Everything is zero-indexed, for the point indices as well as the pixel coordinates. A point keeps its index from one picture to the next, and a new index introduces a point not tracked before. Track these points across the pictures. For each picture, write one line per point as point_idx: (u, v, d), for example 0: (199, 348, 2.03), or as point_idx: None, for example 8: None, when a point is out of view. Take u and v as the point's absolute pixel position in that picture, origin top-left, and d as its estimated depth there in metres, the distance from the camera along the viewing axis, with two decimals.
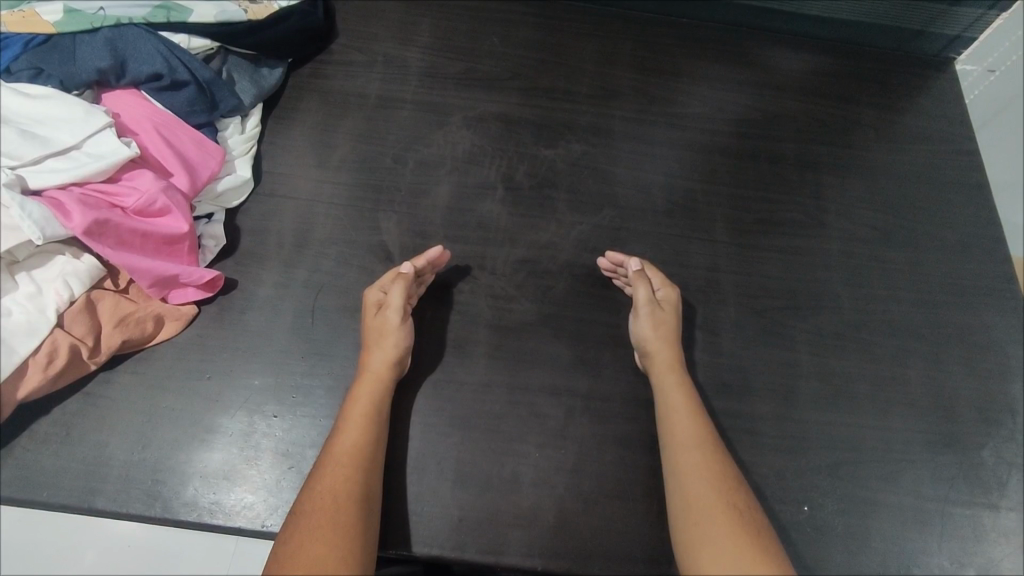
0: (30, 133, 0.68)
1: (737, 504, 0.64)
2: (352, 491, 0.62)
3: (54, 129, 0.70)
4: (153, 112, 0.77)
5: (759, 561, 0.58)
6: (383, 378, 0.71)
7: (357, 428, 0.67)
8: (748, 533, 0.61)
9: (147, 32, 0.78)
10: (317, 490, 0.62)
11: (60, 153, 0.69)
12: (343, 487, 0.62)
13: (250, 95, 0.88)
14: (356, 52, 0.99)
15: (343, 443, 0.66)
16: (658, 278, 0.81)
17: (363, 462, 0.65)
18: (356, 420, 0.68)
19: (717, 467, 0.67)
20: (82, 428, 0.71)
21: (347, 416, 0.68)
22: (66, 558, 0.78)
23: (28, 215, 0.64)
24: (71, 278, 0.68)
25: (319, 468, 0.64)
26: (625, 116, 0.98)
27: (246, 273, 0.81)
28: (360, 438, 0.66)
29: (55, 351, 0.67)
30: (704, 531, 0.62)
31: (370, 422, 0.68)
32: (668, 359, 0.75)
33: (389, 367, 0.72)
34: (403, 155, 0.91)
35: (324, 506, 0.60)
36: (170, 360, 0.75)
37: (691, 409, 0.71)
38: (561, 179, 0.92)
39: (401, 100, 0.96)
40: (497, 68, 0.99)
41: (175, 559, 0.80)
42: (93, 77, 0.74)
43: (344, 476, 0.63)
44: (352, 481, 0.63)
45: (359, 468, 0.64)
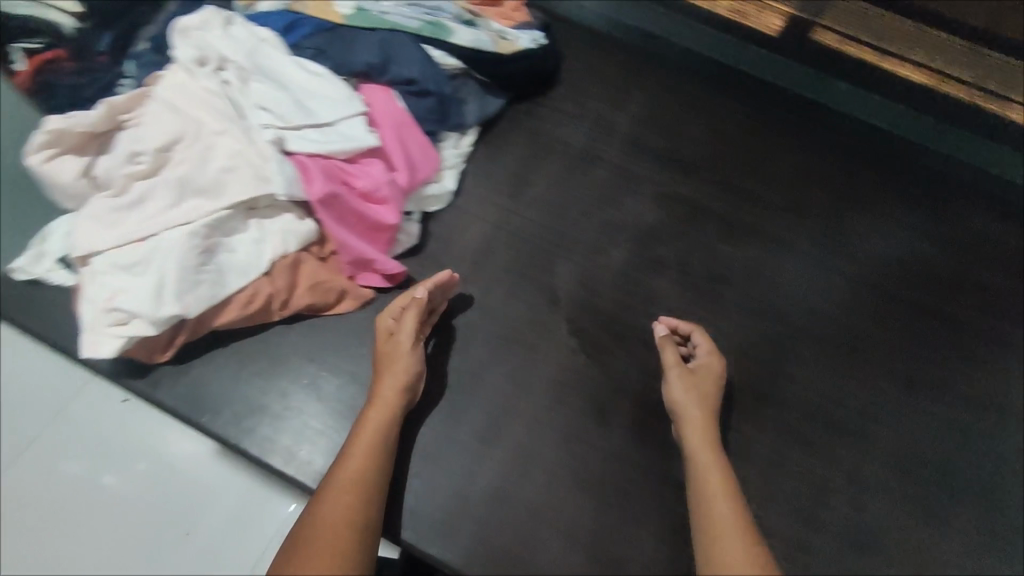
0: (301, 103, 0.77)
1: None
2: (354, 518, 0.61)
3: (319, 104, 0.78)
4: (396, 110, 0.84)
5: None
6: (393, 399, 0.71)
7: (366, 455, 0.67)
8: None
9: (414, 43, 0.87)
10: (321, 510, 0.61)
11: (317, 125, 0.77)
12: (342, 510, 0.61)
13: (474, 116, 0.95)
14: (571, 104, 1.05)
15: (348, 468, 0.65)
16: (702, 345, 0.79)
17: (366, 490, 0.64)
18: (360, 447, 0.67)
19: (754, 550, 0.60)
20: (252, 370, 0.76)
21: (352, 443, 0.68)
22: (125, 460, 0.85)
23: (281, 172, 0.72)
24: (290, 235, 0.74)
25: (322, 490, 0.64)
26: (812, 237, 0.97)
27: (426, 276, 0.85)
28: (362, 468, 0.65)
29: (255, 296, 0.73)
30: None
31: (378, 449, 0.67)
32: (701, 436, 0.72)
33: (399, 394, 0.72)
34: (592, 210, 0.95)
35: (325, 524, 0.60)
36: (339, 334, 0.80)
37: (718, 486, 0.67)
38: (734, 277, 0.93)
39: (600, 159, 1.00)
40: (696, 155, 1.02)
41: (209, 496, 0.84)
42: (360, 68, 0.83)
43: (347, 503, 0.62)
44: (355, 504, 0.62)
45: (361, 496, 0.63)
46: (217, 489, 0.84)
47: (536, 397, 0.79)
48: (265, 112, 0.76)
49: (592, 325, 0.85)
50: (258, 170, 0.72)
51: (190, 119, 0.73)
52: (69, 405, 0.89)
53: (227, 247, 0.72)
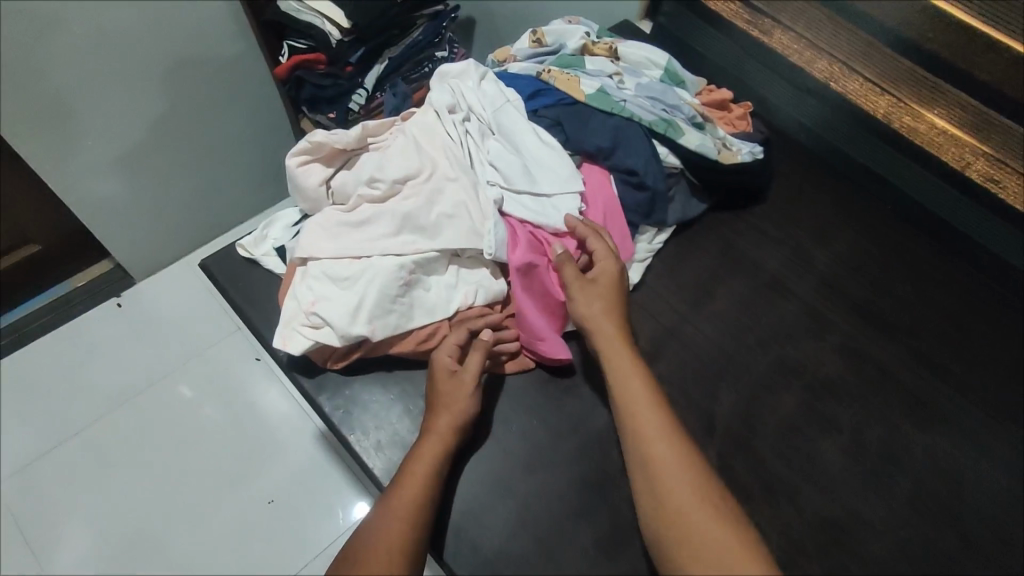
0: (528, 170, 0.81)
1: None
2: (403, 551, 0.63)
3: (543, 173, 0.81)
4: (610, 197, 0.85)
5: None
6: (451, 427, 0.71)
7: (419, 486, 0.67)
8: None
9: (645, 137, 0.88)
10: (369, 538, 0.63)
11: (536, 195, 0.80)
12: (391, 543, 0.63)
13: (675, 217, 0.94)
14: (772, 226, 1.01)
15: (397, 497, 0.66)
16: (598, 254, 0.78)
17: (417, 522, 0.65)
18: (414, 478, 0.67)
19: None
20: (404, 401, 0.78)
21: (406, 471, 0.68)
22: (203, 357, 1.19)
23: (494, 232, 0.75)
24: (481, 289, 0.77)
25: (373, 516, 0.65)
26: (1014, 448, 0.85)
27: (588, 361, 0.84)
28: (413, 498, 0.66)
29: (432, 334, 0.76)
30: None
31: (430, 481, 0.68)
32: (628, 384, 0.71)
33: (454, 423, 0.71)
34: (769, 343, 0.90)
35: (372, 553, 0.62)
36: (492, 392, 0.81)
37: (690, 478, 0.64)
38: (913, 465, 0.83)
39: (790, 291, 0.95)
40: (897, 316, 0.94)
41: (250, 410, 1.14)
42: (589, 149, 0.85)
43: (395, 536, 0.63)
44: (406, 536, 0.64)
45: (410, 529, 0.64)
46: (277, 427, 1.13)
47: None
48: (495, 171, 0.80)
49: (742, 468, 0.80)
50: (475, 225, 0.76)
51: (428, 160, 0.78)
52: (222, 343, 1.22)
53: (424, 284, 0.76)
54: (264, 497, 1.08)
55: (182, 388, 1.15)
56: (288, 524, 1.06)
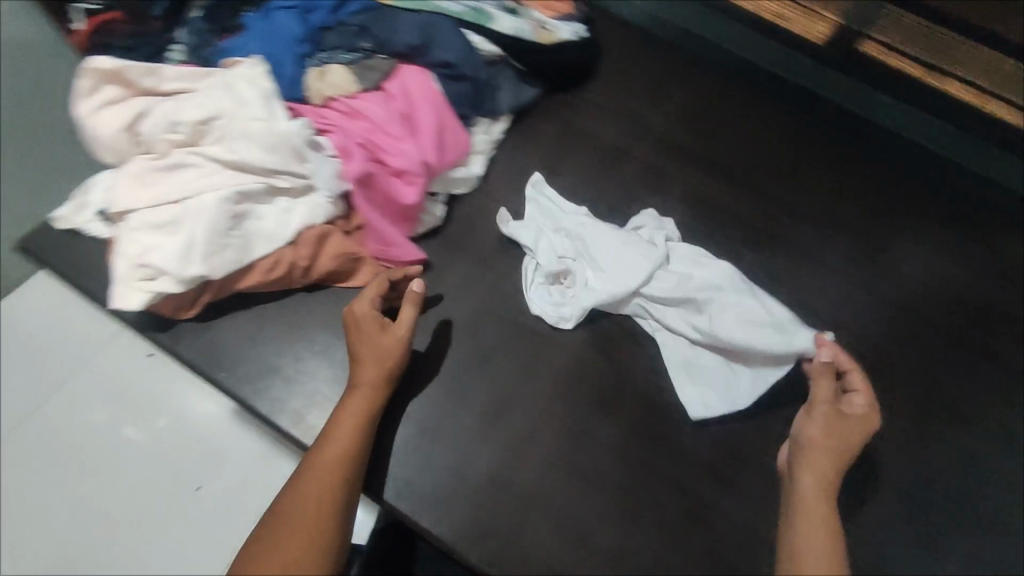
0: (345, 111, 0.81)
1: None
2: (337, 493, 0.64)
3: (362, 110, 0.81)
4: (433, 93, 0.85)
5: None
6: (381, 374, 0.72)
7: (353, 434, 0.68)
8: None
9: (456, 29, 0.87)
10: (299, 487, 0.63)
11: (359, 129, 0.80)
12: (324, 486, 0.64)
13: (508, 106, 0.95)
14: (606, 100, 1.05)
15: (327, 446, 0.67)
16: (865, 396, 0.71)
17: (349, 465, 0.66)
18: (343, 426, 0.68)
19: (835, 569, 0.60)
20: (269, 333, 0.79)
21: (336, 422, 0.69)
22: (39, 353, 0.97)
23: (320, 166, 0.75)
24: (317, 210, 0.76)
25: (302, 467, 0.66)
26: (839, 252, 0.95)
27: (445, 258, 0.87)
28: (343, 450, 0.67)
29: (278, 262, 0.76)
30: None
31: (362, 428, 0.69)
32: (822, 484, 0.66)
33: (384, 370, 0.72)
34: (616, 207, 0.96)
35: (303, 498, 0.63)
36: (355, 305, 0.82)
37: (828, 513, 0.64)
38: (754, 287, 0.92)
39: (630, 156, 1.00)
40: (729, 158, 1.00)
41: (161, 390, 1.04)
42: (402, 50, 0.84)
43: (323, 486, 0.64)
44: (338, 479, 0.65)
45: (335, 477, 0.65)
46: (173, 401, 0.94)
47: (543, 384, 0.80)
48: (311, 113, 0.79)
49: None
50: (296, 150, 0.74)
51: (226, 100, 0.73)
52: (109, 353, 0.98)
53: (255, 215, 0.74)
54: (189, 487, 0.89)
55: (98, 423, 0.93)
56: (213, 515, 0.88)
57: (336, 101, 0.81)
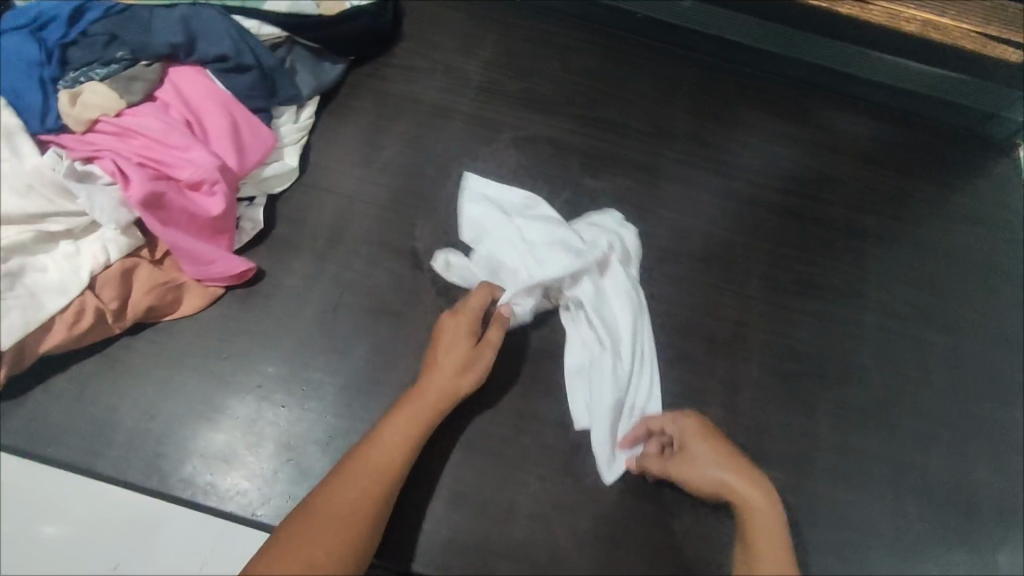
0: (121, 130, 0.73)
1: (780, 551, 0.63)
2: (371, 515, 0.61)
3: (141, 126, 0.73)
4: (214, 91, 0.79)
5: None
6: (432, 396, 0.69)
7: (388, 450, 0.65)
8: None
9: (222, 15, 0.80)
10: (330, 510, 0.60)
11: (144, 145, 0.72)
12: (356, 508, 0.61)
13: (309, 87, 0.89)
14: (418, 58, 0.99)
15: (359, 464, 0.64)
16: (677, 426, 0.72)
17: (387, 485, 0.64)
18: (384, 443, 0.66)
19: (769, 521, 0.64)
20: (96, 389, 0.72)
21: (374, 440, 0.66)
22: None
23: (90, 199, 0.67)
24: (108, 245, 0.70)
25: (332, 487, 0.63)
26: (675, 157, 0.96)
27: (278, 261, 0.81)
28: (403, 449, 0.66)
29: (81, 310, 0.68)
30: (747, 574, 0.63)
31: (407, 444, 0.66)
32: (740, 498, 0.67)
33: (441, 395, 0.69)
34: (449, 165, 0.91)
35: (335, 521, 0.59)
36: (188, 335, 0.76)
37: (743, 464, 0.68)
38: (601, 211, 0.91)
39: (453, 110, 0.96)
40: (553, 92, 0.99)
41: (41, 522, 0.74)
42: (163, 50, 0.76)
43: (374, 484, 0.63)
44: (374, 506, 0.62)
45: (389, 481, 0.64)
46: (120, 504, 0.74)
47: (408, 363, 0.77)
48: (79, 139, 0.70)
49: None
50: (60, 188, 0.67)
51: None
52: None
53: (36, 267, 0.67)
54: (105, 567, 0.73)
55: None
56: None
57: (100, 122, 0.72)
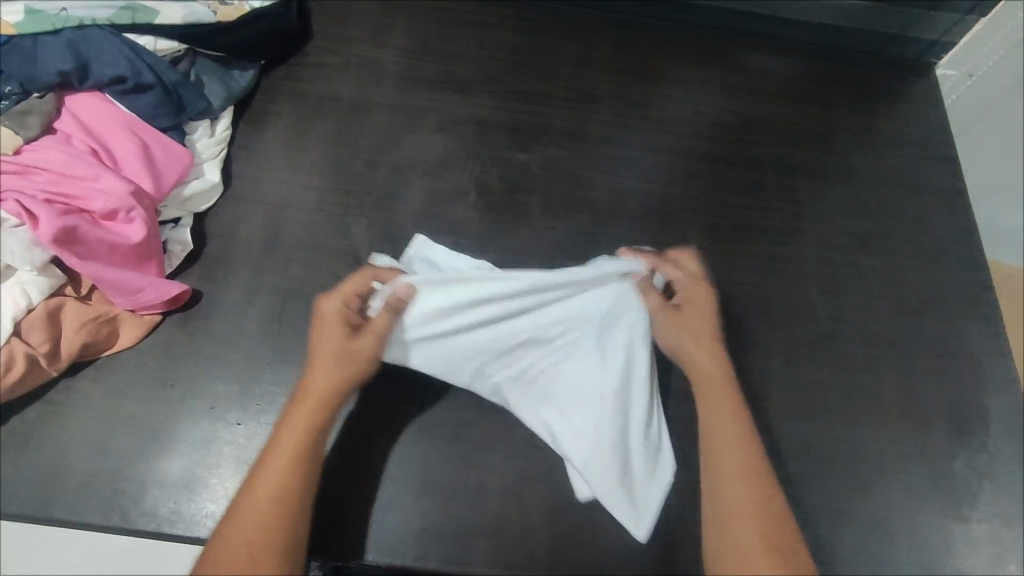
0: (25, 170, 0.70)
1: (758, 480, 0.65)
2: (274, 545, 0.58)
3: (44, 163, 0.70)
4: (118, 116, 0.77)
5: (759, 548, 0.61)
6: (319, 402, 0.65)
7: (279, 474, 0.61)
8: (758, 513, 0.63)
9: (112, 35, 0.77)
10: (225, 555, 0.57)
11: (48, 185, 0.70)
12: (251, 545, 0.58)
13: (220, 98, 0.86)
14: (330, 54, 0.97)
15: (247, 498, 0.60)
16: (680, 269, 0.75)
17: (285, 509, 0.60)
18: (272, 470, 0.62)
19: (751, 453, 0.66)
20: (41, 435, 0.70)
21: (261, 467, 0.62)
22: None
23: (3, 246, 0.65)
24: (29, 287, 0.67)
25: (222, 529, 0.59)
26: (602, 120, 0.96)
27: (213, 280, 0.80)
28: (287, 472, 0.62)
29: (11, 359, 0.66)
30: (719, 511, 0.64)
31: (298, 465, 0.62)
32: (711, 380, 0.70)
33: (320, 406, 0.65)
34: (376, 158, 0.90)
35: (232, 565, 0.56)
36: (129, 366, 0.74)
37: (727, 395, 0.69)
38: (535, 183, 0.91)
39: (373, 101, 0.94)
40: (472, 71, 0.98)
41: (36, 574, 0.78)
42: (55, 79, 0.73)
43: (262, 514, 0.59)
44: (269, 539, 0.58)
45: (283, 506, 0.60)
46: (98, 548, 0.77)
47: None
48: None
49: None
50: None
51: None
52: None
53: None
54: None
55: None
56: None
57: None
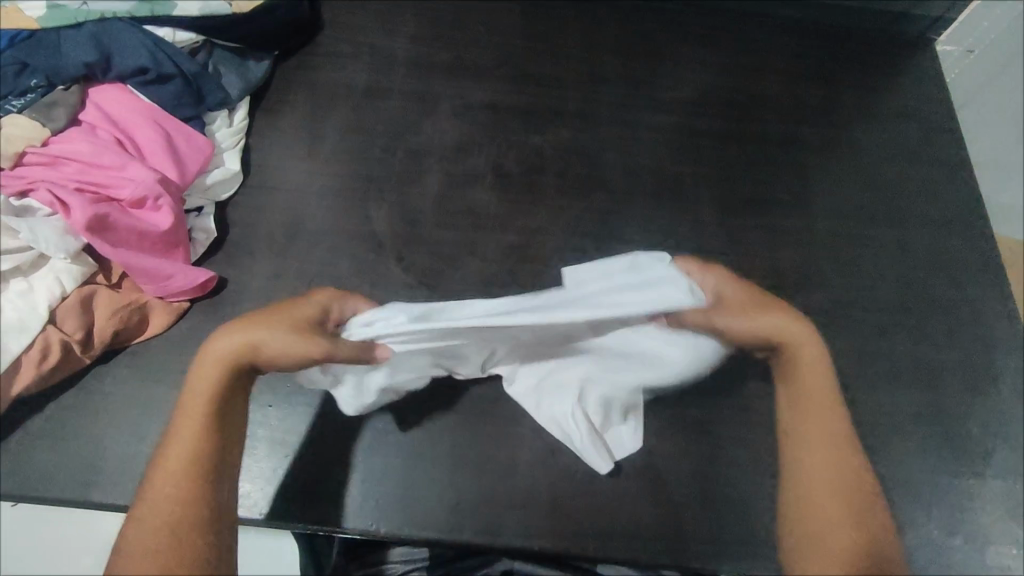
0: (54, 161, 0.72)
1: (858, 473, 0.74)
2: (198, 512, 0.62)
3: (72, 154, 0.72)
4: (141, 105, 0.78)
5: (829, 518, 0.70)
6: (224, 364, 0.69)
7: (187, 447, 0.65)
8: (859, 503, 0.72)
9: (133, 27, 0.79)
10: (148, 517, 0.61)
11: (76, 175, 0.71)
12: (168, 504, 0.62)
13: (238, 88, 0.88)
14: (342, 43, 0.98)
15: (156, 475, 0.64)
16: None
17: (199, 472, 0.64)
18: (177, 445, 0.65)
19: (843, 459, 0.74)
20: (77, 422, 0.71)
21: (170, 449, 0.65)
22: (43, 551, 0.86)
23: (37, 236, 0.67)
24: (62, 275, 0.69)
25: (139, 503, 0.63)
26: (612, 102, 0.98)
27: (238, 267, 0.81)
28: (190, 431, 0.65)
29: (48, 347, 0.68)
30: (803, 491, 0.72)
31: (197, 434, 0.65)
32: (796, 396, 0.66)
33: (224, 370, 0.69)
34: (392, 144, 0.91)
35: (156, 524, 0.61)
36: (160, 352, 0.75)
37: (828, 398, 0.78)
38: (549, 164, 0.92)
39: (387, 88, 0.95)
40: (483, 57, 0.99)
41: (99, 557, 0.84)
42: (79, 71, 0.75)
43: (181, 475, 0.63)
44: (186, 503, 0.62)
45: (191, 472, 0.63)
46: None
47: None
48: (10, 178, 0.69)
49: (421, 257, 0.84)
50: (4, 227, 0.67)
51: None
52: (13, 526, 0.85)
53: None
54: None
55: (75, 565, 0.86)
56: None
57: (28, 152, 0.71)
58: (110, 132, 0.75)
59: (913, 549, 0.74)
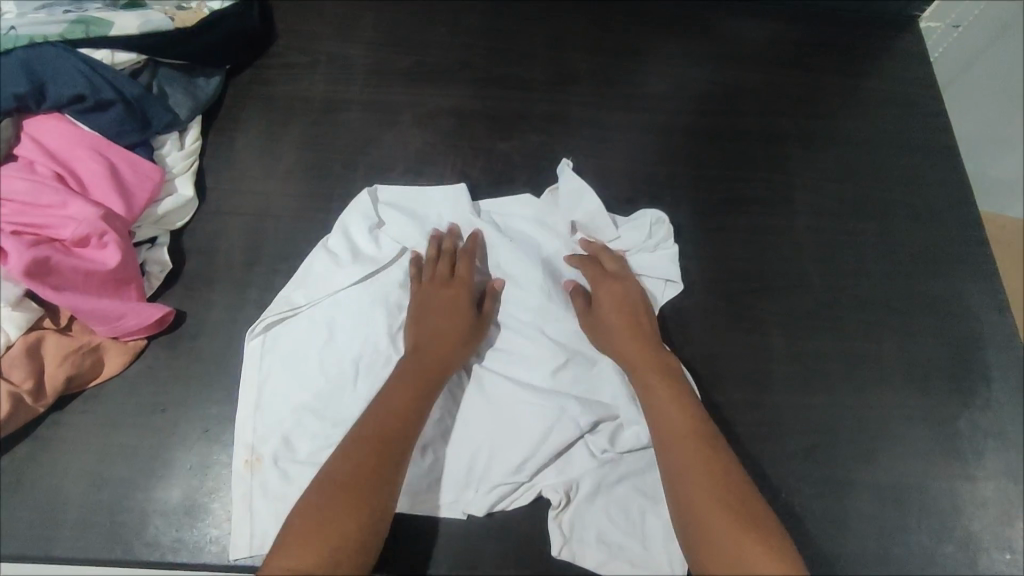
0: None
1: (709, 456, 0.62)
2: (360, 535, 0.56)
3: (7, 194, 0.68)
4: (82, 136, 0.74)
5: (736, 534, 0.57)
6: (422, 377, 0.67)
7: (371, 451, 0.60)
8: (721, 480, 0.61)
9: (65, 52, 0.74)
10: (321, 502, 0.57)
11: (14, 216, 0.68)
12: (355, 504, 0.57)
13: (187, 108, 0.83)
14: (298, 53, 0.93)
15: (347, 458, 0.60)
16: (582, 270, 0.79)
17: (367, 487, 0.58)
18: (374, 429, 0.62)
19: (712, 469, 0.62)
20: (35, 473, 0.68)
21: (357, 438, 0.62)
22: None
23: None
24: (5, 322, 0.66)
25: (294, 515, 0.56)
26: (582, 101, 0.93)
27: (195, 300, 0.77)
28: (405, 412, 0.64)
29: None
30: (687, 508, 0.60)
31: (397, 437, 0.62)
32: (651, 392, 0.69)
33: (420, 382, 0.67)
34: (353, 159, 0.87)
35: (311, 536, 0.55)
36: (117, 394, 0.72)
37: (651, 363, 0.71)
38: (517, 171, 0.89)
39: (345, 99, 0.91)
40: (443, 60, 0.94)
41: None
42: (11, 104, 0.71)
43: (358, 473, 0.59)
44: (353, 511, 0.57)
45: (366, 484, 0.59)
46: None
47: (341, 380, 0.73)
48: None
49: None
50: None
51: None
52: None
53: None
54: None
55: None
56: None
57: None
58: (48, 165, 0.71)
59: (904, 558, 0.72)
